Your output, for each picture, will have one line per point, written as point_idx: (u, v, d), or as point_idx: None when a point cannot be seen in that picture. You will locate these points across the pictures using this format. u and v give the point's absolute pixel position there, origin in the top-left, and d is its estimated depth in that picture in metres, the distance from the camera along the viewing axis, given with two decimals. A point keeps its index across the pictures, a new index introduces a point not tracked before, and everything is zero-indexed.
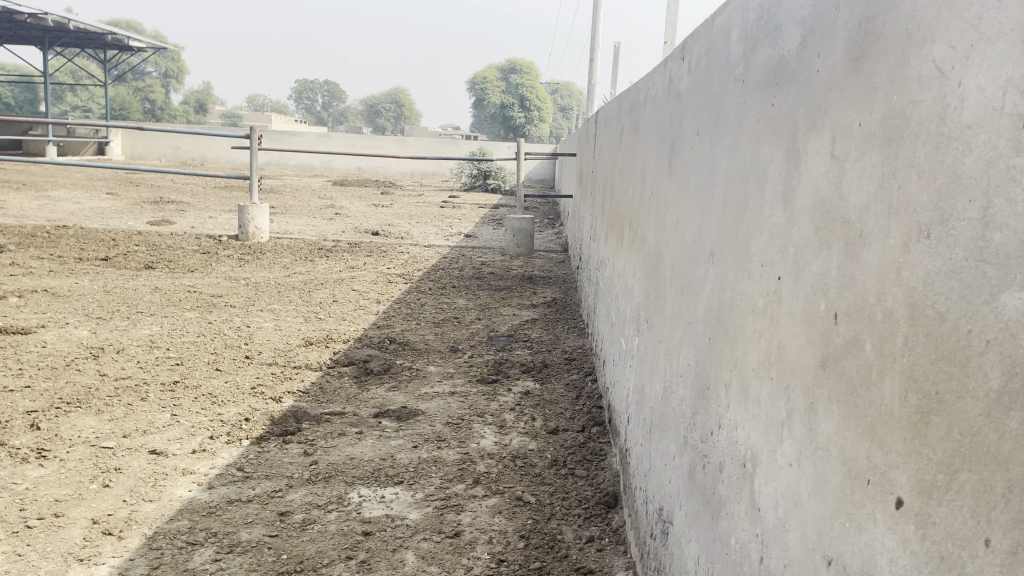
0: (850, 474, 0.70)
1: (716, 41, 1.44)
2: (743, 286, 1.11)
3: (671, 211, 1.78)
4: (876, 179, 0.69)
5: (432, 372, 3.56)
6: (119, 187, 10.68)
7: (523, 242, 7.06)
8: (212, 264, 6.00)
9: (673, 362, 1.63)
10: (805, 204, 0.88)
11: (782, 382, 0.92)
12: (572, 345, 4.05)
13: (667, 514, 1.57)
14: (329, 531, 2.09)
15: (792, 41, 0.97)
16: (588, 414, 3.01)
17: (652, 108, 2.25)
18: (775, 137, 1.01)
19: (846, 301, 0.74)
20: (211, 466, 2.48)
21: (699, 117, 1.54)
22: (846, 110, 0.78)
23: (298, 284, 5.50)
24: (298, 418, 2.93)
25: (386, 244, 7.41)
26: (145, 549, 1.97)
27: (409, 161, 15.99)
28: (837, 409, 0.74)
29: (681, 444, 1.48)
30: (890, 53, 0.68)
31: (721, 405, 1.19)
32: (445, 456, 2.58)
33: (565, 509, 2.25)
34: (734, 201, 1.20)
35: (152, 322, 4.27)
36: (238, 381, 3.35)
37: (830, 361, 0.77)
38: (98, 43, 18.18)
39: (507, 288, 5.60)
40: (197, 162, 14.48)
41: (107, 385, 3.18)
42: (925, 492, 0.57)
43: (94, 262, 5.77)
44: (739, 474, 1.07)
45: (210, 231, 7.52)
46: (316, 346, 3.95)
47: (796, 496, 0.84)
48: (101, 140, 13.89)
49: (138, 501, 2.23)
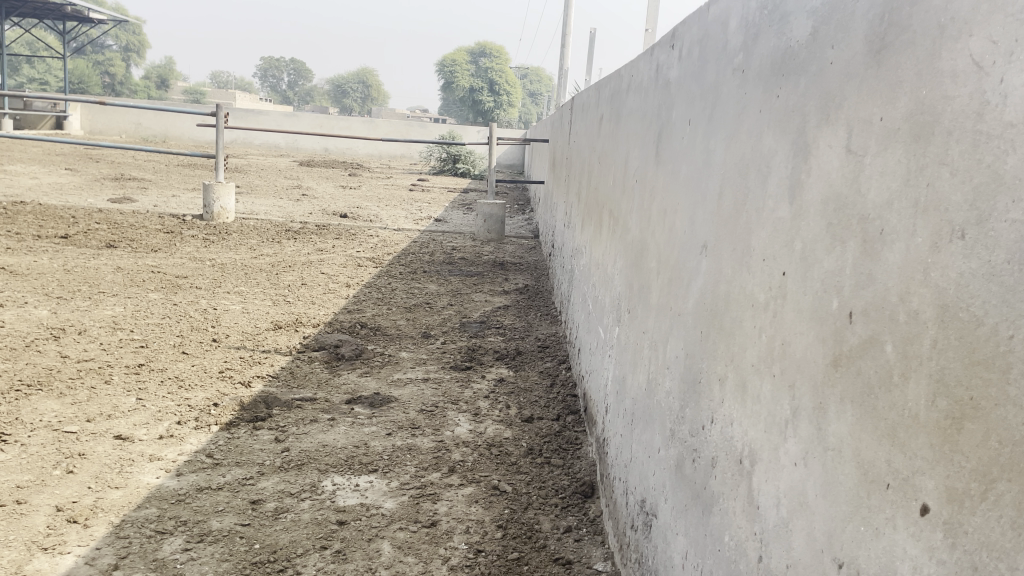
0: (866, 478, 0.69)
1: (712, 30, 1.42)
2: (741, 279, 1.10)
3: (658, 201, 1.76)
4: (900, 175, 0.68)
5: (404, 358, 3.52)
6: (77, 163, 10.42)
7: (495, 227, 7.03)
8: (176, 244, 5.87)
9: (658, 353, 1.61)
10: (815, 198, 0.86)
11: (786, 380, 0.90)
12: (546, 332, 4.03)
13: (650, 507, 1.56)
14: (302, 520, 2.05)
15: (802, 31, 0.95)
16: (562, 402, 3.00)
17: (637, 96, 2.23)
18: (782, 129, 0.99)
19: (863, 300, 0.72)
20: (179, 452, 2.43)
21: (691, 107, 1.52)
22: (865, 104, 0.76)
23: (266, 266, 5.41)
24: (269, 404, 2.88)
25: (355, 227, 7.31)
26: (112, 538, 1.91)
27: (377, 142, 15.86)
28: (852, 410, 0.73)
29: (667, 437, 1.47)
30: (918, 46, 0.67)
31: (715, 400, 1.18)
32: (420, 444, 2.55)
33: (542, 498, 2.23)
34: (731, 195, 1.18)
35: (114, 302, 4.17)
36: (205, 365, 3.28)
37: (842, 361, 0.76)
38: (58, 14, 17.77)
39: (478, 274, 5.56)
40: (160, 140, 14.16)
41: (68, 368, 3.09)
42: (956, 502, 0.56)
43: (54, 240, 5.62)
44: (735, 471, 1.05)
45: (174, 210, 7.36)
46: (285, 330, 3.89)
47: (801, 496, 0.83)
48: (60, 114, 13.53)
49: (104, 488, 2.17)
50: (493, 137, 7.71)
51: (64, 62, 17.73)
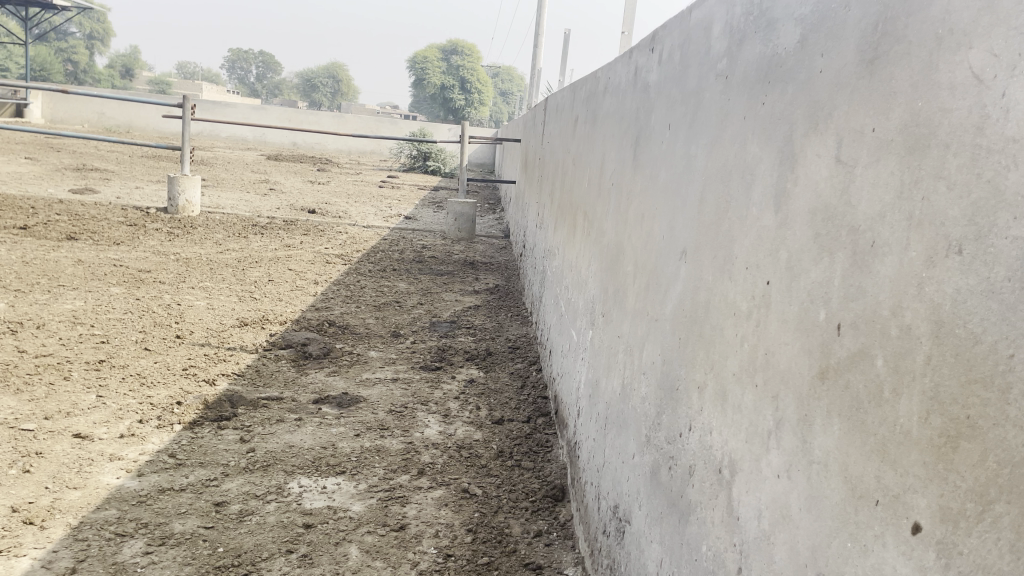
0: (853, 493, 0.68)
1: (694, 35, 1.41)
2: (722, 288, 1.09)
3: (634, 206, 1.76)
4: (893, 187, 0.67)
5: (373, 357, 3.48)
6: (37, 152, 10.19)
7: (465, 226, 7.01)
8: (140, 238, 5.76)
9: (634, 358, 1.60)
10: (802, 209, 0.85)
11: (769, 390, 0.90)
12: (516, 333, 4.02)
13: (623, 513, 1.55)
14: (268, 523, 2.01)
15: (790, 39, 0.94)
16: (533, 404, 2.99)
17: (613, 99, 2.22)
18: (767, 138, 0.98)
19: (852, 313, 0.72)
20: (141, 451, 2.37)
21: (671, 112, 1.51)
22: (857, 114, 0.75)
23: (232, 262, 5.32)
24: (233, 403, 2.82)
25: (323, 223, 7.24)
26: (70, 540, 1.86)
27: (347, 138, 15.75)
28: (839, 424, 0.72)
29: (642, 443, 1.45)
30: (914, 56, 0.66)
31: (693, 408, 1.17)
32: (389, 446, 2.52)
33: (512, 502, 2.21)
34: (713, 201, 1.17)
35: (75, 296, 4.07)
36: (168, 362, 3.21)
37: (829, 373, 0.75)
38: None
39: (448, 273, 5.53)
40: (123, 130, 13.93)
41: (26, 363, 3.01)
42: (951, 522, 0.55)
43: (12, 230, 5.48)
44: (713, 481, 1.04)
45: (138, 202, 7.23)
46: (252, 327, 3.83)
47: (784, 509, 0.81)
48: (20, 101, 13.20)
49: (61, 488, 2.10)
50: (465, 135, 7.67)
51: (25, 48, 17.17)
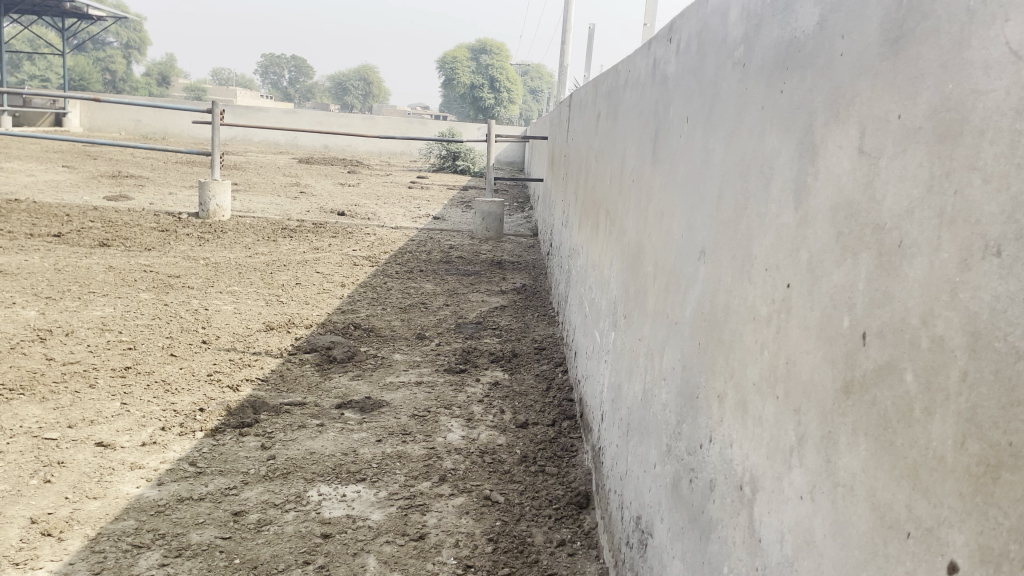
0: (881, 522, 0.61)
1: (711, 21, 1.33)
2: (742, 290, 1.02)
3: (654, 203, 1.69)
4: (922, 180, 0.60)
5: (397, 360, 3.44)
6: (75, 160, 10.38)
7: (492, 226, 6.95)
8: (170, 243, 5.81)
9: (655, 363, 1.54)
10: (823, 205, 0.78)
11: (790, 402, 0.83)
12: (542, 333, 3.95)
13: (645, 525, 1.48)
14: (286, 533, 1.97)
15: (809, 21, 0.87)
16: (558, 407, 2.92)
17: (633, 92, 2.15)
18: (785, 128, 0.92)
19: (879, 320, 0.64)
20: (162, 460, 2.35)
21: (688, 103, 1.45)
22: (881, 99, 0.68)
23: (260, 265, 5.34)
24: (256, 409, 2.80)
25: (352, 225, 7.25)
26: (87, 552, 1.83)
27: (377, 140, 15.82)
28: (865, 444, 0.65)
29: (664, 452, 1.39)
30: (943, 33, 0.59)
31: (713, 418, 1.10)
32: (411, 451, 2.48)
33: (534, 509, 2.15)
34: (732, 197, 1.10)
35: (104, 303, 4.09)
36: (193, 368, 3.20)
37: (854, 387, 0.68)
38: (59, 11, 17.68)
39: (475, 273, 5.49)
40: (159, 137, 14.10)
41: (53, 371, 3.02)
42: (991, 564, 0.49)
43: (47, 238, 5.56)
44: (735, 497, 0.97)
45: (170, 208, 7.30)
46: (277, 331, 3.82)
47: (807, 534, 0.75)
48: (59, 112, 13.50)
49: (81, 498, 2.09)
50: (491, 134, 7.61)
51: (63, 57, 17.37)
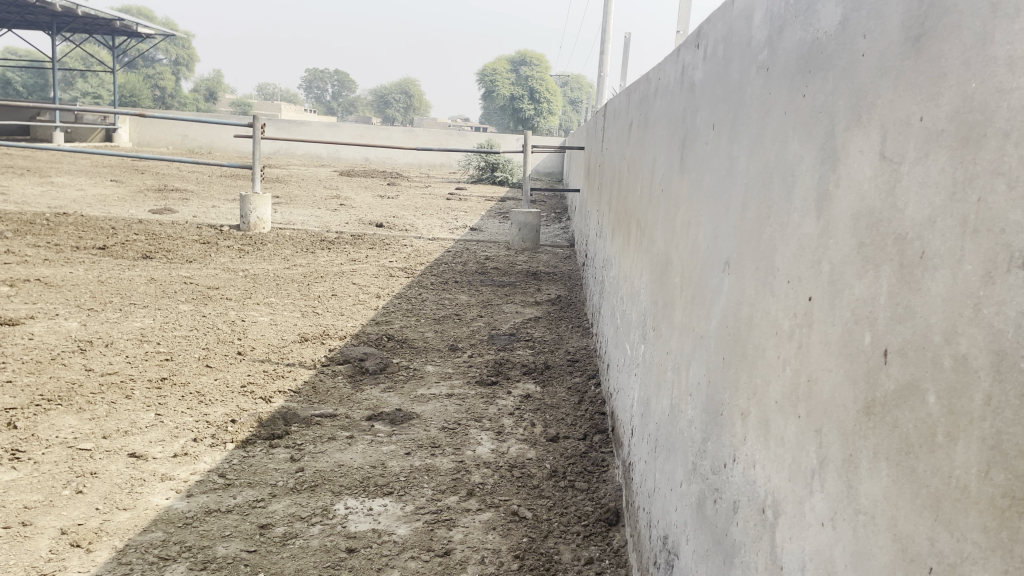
0: (903, 555, 0.56)
1: (737, 25, 1.29)
2: (764, 301, 0.97)
3: (681, 212, 1.64)
4: (944, 188, 0.55)
5: (429, 372, 3.43)
6: (123, 174, 10.62)
7: (529, 236, 6.92)
8: (211, 255, 5.89)
9: (681, 377, 1.49)
10: (845, 214, 0.73)
11: (812, 423, 0.78)
12: (576, 345, 3.91)
13: (672, 545, 1.43)
14: (311, 547, 1.96)
15: (831, 20, 0.83)
16: (590, 420, 2.88)
17: (663, 99, 2.11)
18: (808, 134, 0.87)
19: (900, 337, 0.60)
20: (192, 471, 2.36)
21: (714, 110, 1.40)
22: (903, 101, 0.63)
23: (298, 277, 5.38)
24: (287, 420, 2.80)
25: (390, 236, 7.28)
26: (113, 564, 1.84)
27: (416, 152, 15.93)
28: (886, 469, 0.61)
29: (690, 471, 1.34)
30: (965, 29, 0.55)
31: (736, 436, 1.06)
32: (439, 465, 2.45)
33: (563, 526, 2.11)
34: (755, 206, 1.06)
35: (145, 314, 4.15)
36: (227, 379, 3.22)
37: (876, 408, 0.64)
38: (110, 29, 18.16)
39: (511, 284, 5.46)
40: (204, 151, 14.36)
41: (91, 382, 3.06)
42: None
43: (92, 251, 5.67)
44: (758, 521, 0.93)
45: (212, 220, 7.41)
46: (312, 342, 3.83)
47: (828, 564, 0.70)
48: (108, 128, 13.85)
49: (111, 509, 2.10)
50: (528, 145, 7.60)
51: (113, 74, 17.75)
